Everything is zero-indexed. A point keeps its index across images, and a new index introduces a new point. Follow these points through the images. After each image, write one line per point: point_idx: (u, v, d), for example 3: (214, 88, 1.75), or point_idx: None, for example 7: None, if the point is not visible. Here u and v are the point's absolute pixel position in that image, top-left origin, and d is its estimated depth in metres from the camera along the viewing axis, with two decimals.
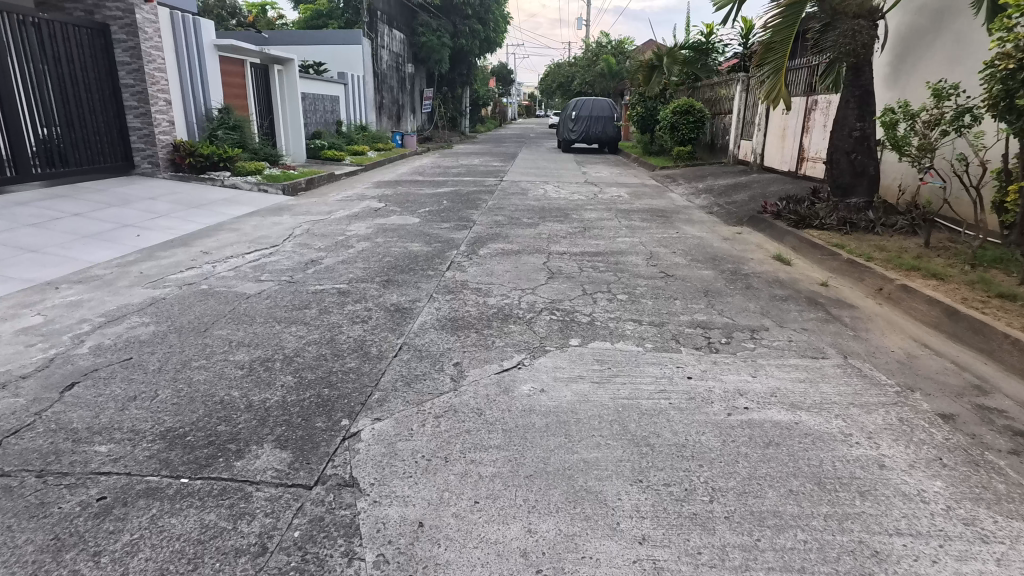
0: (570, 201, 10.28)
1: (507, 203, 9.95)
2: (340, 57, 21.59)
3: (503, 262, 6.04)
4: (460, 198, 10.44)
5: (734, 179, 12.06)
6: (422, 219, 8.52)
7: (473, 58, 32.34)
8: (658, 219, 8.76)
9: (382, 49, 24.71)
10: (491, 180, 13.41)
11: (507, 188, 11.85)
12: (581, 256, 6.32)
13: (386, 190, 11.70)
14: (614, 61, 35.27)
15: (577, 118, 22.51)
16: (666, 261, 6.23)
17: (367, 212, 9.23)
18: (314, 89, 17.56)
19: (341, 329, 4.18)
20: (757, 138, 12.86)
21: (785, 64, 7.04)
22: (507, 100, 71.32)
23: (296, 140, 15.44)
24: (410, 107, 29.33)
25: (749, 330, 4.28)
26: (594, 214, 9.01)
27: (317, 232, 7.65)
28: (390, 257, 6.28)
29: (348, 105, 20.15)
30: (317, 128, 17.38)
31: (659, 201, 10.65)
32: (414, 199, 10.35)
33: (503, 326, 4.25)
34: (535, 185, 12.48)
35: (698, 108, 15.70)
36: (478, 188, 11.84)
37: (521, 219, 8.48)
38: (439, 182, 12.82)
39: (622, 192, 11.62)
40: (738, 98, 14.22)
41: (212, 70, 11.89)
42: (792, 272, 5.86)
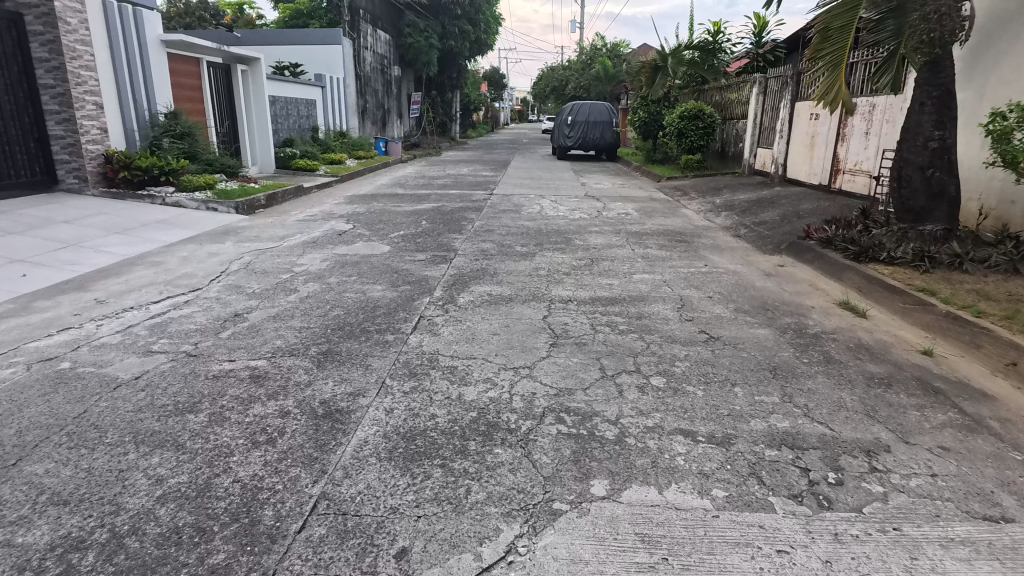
0: (570, 221, 8.80)
1: (498, 224, 8.48)
2: (319, 58, 20.05)
3: (489, 316, 4.55)
4: (442, 217, 8.98)
5: (756, 193, 10.60)
6: (393, 248, 7.01)
7: (463, 61, 30.91)
8: (677, 246, 7.28)
9: (365, 50, 23.21)
10: (480, 194, 11.92)
11: (497, 205, 10.36)
12: (590, 306, 4.83)
13: (358, 207, 10.20)
14: (610, 65, 34.00)
15: (573, 124, 21.07)
16: (702, 313, 4.73)
17: (328, 237, 7.73)
18: (286, 92, 16.02)
19: (228, 459, 2.67)
20: (778, 146, 11.43)
21: (845, 57, 5.61)
22: (500, 105, 70.00)
23: (263, 149, 13.88)
24: (396, 111, 27.82)
25: (864, 453, 2.79)
26: (600, 240, 7.53)
27: (257, 267, 6.12)
28: (340, 308, 4.79)
29: (325, 109, 18.56)
30: (289, 134, 15.83)
31: (673, 220, 9.19)
32: (388, 220, 8.87)
33: (484, 447, 2.76)
34: (529, 200, 11.01)
35: (708, 112, 14.30)
36: (463, 205, 10.37)
37: (513, 247, 7.00)
38: (421, 197, 11.35)
39: (629, 209, 10.15)
40: (753, 103, 12.85)
41: (158, 70, 10.34)
42: (877, 333, 4.37)
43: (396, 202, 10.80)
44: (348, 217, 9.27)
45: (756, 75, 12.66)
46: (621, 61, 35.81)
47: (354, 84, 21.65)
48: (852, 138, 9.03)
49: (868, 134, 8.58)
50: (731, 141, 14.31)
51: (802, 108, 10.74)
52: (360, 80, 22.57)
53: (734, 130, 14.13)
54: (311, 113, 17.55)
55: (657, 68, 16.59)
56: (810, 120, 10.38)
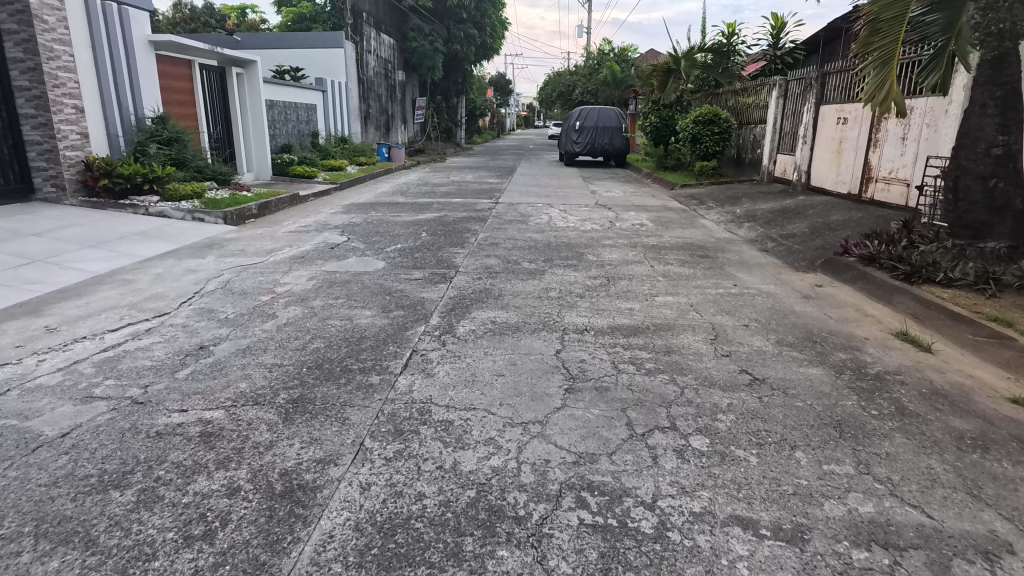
0: (582, 233, 8.14)
1: (503, 237, 7.85)
2: (320, 61, 19.54)
3: (492, 350, 3.92)
4: (443, 229, 8.37)
5: (779, 202, 9.92)
6: (388, 264, 6.40)
7: (469, 66, 30.44)
8: (701, 262, 6.62)
9: (368, 54, 22.71)
10: (484, 202, 11.31)
11: (502, 215, 9.73)
12: (609, 337, 4.18)
13: (355, 217, 9.61)
14: (618, 70, 33.48)
15: (581, 129, 20.47)
16: (739, 348, 4.07)
17: (319, 250, 7.13)
18: (284, 97, 15.49)
19: (146, 566, 2.03)
20: (801, 152, 10.78)
21: (897, 54, 4.90)
22: (506, 111, 69.64)
23: (259, 155, 13.35)
24: (401, 116, 27.31)
25: (981, 556, 2.13)
26: (615, 255, 6.88)
27: (236, 287, 5.52)
28: (322, 339, 4.17)
29: (325, 114, 18.00)
30: (287, 140, 15.29)
31: (692, 232, 8.53)
32: (385, 231, 8.27)
33: (484, 547, 2.12)
34: (538, 209, 10.38)
35: (724, 117, 13.66)
36: (467, 214, 9.76)
37: (520, 263, 6.36)
38: (422, 206, 10.76)
39: (644, 220, 9.49)
40: (772, 107, 12.21)
41: (145, 73, 9.81)
42: (951, 375, 3.70)
43: (395, 211, 10.21)
44: (344, 228, 8.68)
45: (776, 78, 12.01)
46: (629, 66, 35.28)
47: (356, 89, 21.13)
48: (886, 143, 8.36)
49: (906, 139, 7.92)
50: (748, 147, 13.65)
51: (828, 112, 10.09)
52: (363, 85, 22.05)
53: (752, 136, 13.48)
54: (311, 118, 17.01)
55: (669, 71, 15.96)
56: (837, 125, 9.73)
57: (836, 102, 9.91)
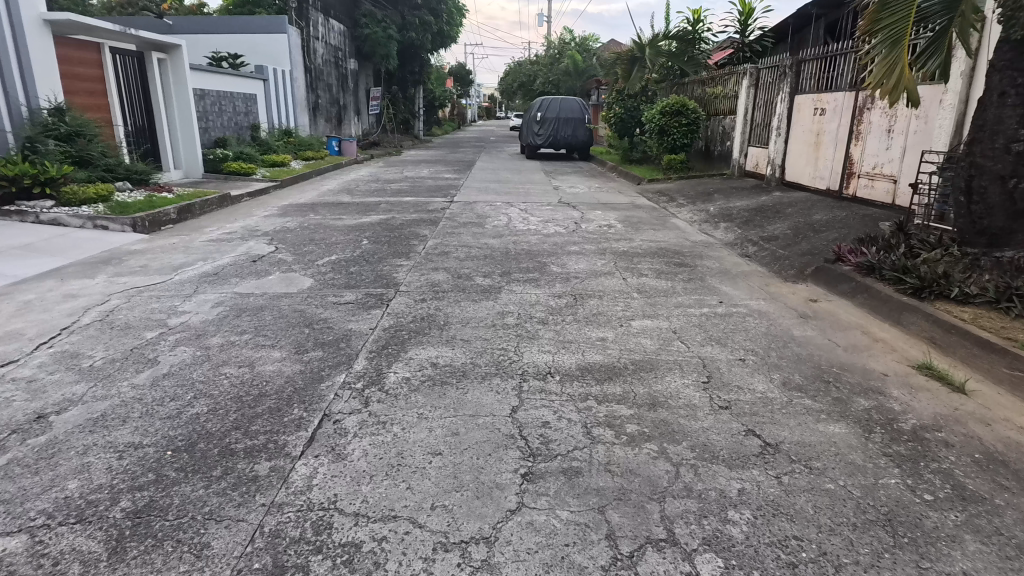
0: (545, 238, 7.29)
1: (457, 244, 6.94)
2: (262, 48, 18.14)
3: (428, 412, 3.02)
4: (387, 235, 7.40)
5: (754, 199, 9.25)
6: (316, 282, 5.41)
7: (425, 54, 29.20)
8: (679, 272, 5.84)
9: (316, 41, 21.32)
10: (438, 201, 10.34)
11: (457, 216, 8.80)
12: (578, 385, 3.33)
13: (290, 221, 8.54)
14: (580, 59, 32.68)
15: (543, 120, 19.58)
16: (740, 395, 3.28)
17: (237, 264, 6.07)
18: (219, 86, 14.14)
19: None
20: (776, 144, 10.14)
21: (908, 34, 4.18)
22: (468, 102, 68.33)
23: (189, 150, 12.06)
24: (354, 107, 25.92)
25: None
26: (583, 265, 6.05)
27: (117, 319, 4.47)
28: (206, 399, 3.19)
29: (267, 105, 16.65)
30: (223, 133, 13.96)
31: (664, 234, 7.76)
32: (320, 239, 7.25)
33: None
34: (497, 209, 9.48)
35: (692, 108, 12.98)
36: (417, 216, 8.80)
37: (473, 278, 5.46)
38: (368, 207, 9.72)
39: (612, 220, 8.69)
40: (742, 97, 11.56)
41: (38, 58, 8.46)
42: (1002, 429, 2.97)
43: (337, 213, 9.16)
44: (274, 235, 7.62)
45: (746, 66, 11.35)
46: (591, 56, 34.52)
47: (303, 77, 19.75)
48: (870, 136, 7.73)
49: (893, 132, 7.30)
50: (717, 139, 13.00)
51: (804, 102, 9.45)
52: (310, 74, 20.68)
53: (721, 127, 12.84)
54: (251, 110, 15.67)
55: (633, 60, 15.21)
56: (815, 116, 9.10)
57: (813, 91, 9.27)
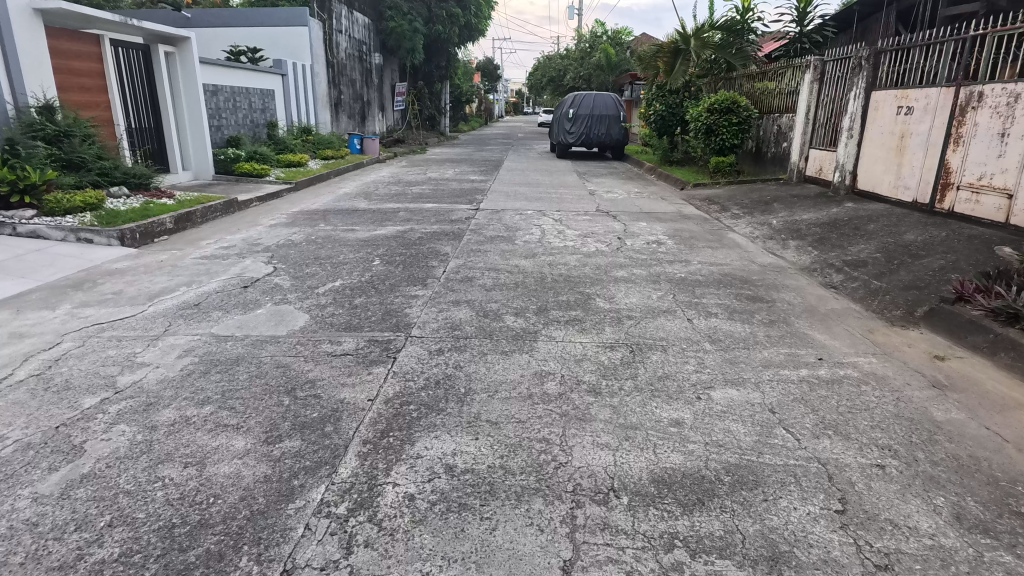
0: (586, 259, 6.22)
1: (483, 266, 5.91)
2: (282, 42, 17.38)
3: (436, 572, 2.01)
4: (403, 253, 6.43)
5: (825, 211, 8.03)
6: (311, 320, 4.46)
7: (452, 48, 28.24)
8: (756, 311, 4.73)
9: (339, 35, 20.48)
10: (462, 208, 9.36)
11: (483, 228, 7.80)
12: (657, 519, 2.29)
13: (296, 233, 7.63)
14: (612, 53, 31.35)
15: (574, 118, 18.42)
16: (902, 546, 2.20)
17: (224, 292, 5.16)
18: (234, 81, 13.36)
19: None
20: (847, 147, 8.90)
21: None
22: (495, 98, 67.27)
23: (199, 150, 11.35)
24: (377, 103, 25.09)
25: None
26: (636, 299, 4.97)
27: (55, 375, 3.56)
28: (124, 531, 2.23)
29: (286, 101, 15.86)
30: (236, 131, 13.18)
31: (725, 254, 6.63)
32: (326, 258, 6.32)
33: None
34: (528, 219, 8.43)
35: (743, 105, 11.76)
36: (439, 227, 7.82)
37: (501, 318, 4.44)
38: (384, 216, 8.76)
39: (661, 234, 7.58)
40: (804, 93, 10.32)
41: (28, 51, 7.70)
42: None
43: (350, 223, 8.24)
44: (275, 251, 6.71)
45: (809, 58, 10.10)
46: (624, 49, 33.16)
47: (324, 72, 18.94)
48: (977, 142, 6.51)
49: (1010, 137, 6.08)
50: (771, 139, 11.74)
51: (883, 99, 8.20)
52: (333, 68, 19.86)
53: (776, 127, 11.58)
54: (268, 106, 14.88)
55: (676, 52, 13.99)
56: (898, 116, 7.85)
57: (896, 86, 8.02)
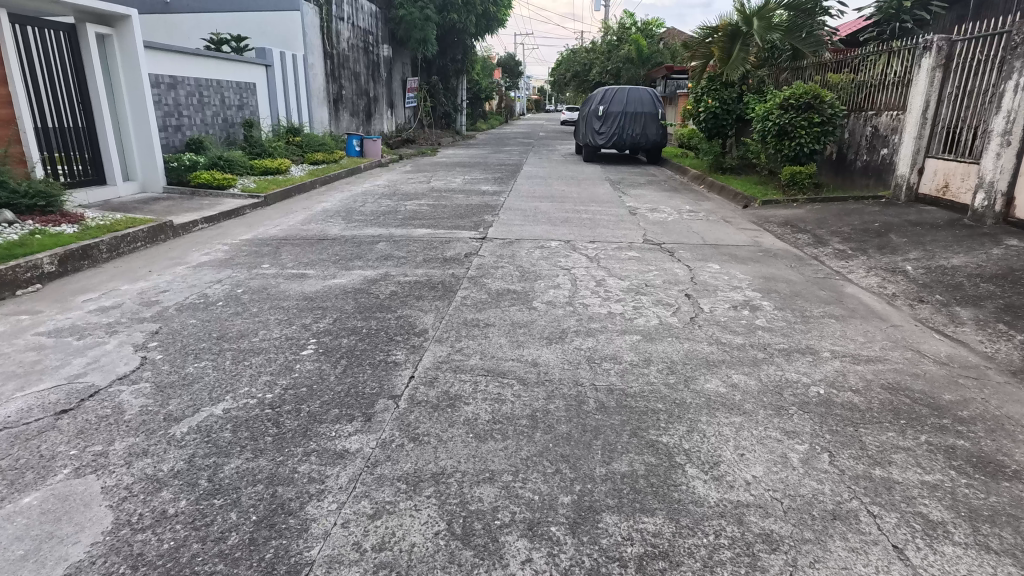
0: (645, 348, 3.85)
1: (479, 361, 3.59)
2: (271, 28, 15.24)
3: None
4: (357, 328, 4.13)
5: (983, 253, 5.53)
6: (109, 537, 2.17)
7: (468, 40, 25.96)
8: (1023, 520, 2.31)
9: (340, 22, 18.29)
10: (462, 236, 7.03)
11: (488, 274, 5.49)
12: None
13: (223, 280, 5.41)
14: (644, 45, 28.94)
15: (604, 115, 15.99)
16: None
17: (12, 431, 2.90)
18: (202, 72, 11.23)
19: None
20: (1001, 159, 6.38)
21: None
22: (517, 95, 64.83)
23: (149, 154, 9.29)
24: (386, 99, 22.91)
25: None
26: (762, 469, 2.59)
27: None
28: None
29: (272, 97, 13.73)
30: (202, 132, 11.02)
31: (862, 333, 4.22)
32: (237, 336, 4.06)
33: None
34: (552, 258, 6.08)
35: (828, 101, 9.21)
36: (425, 272, 5.53)
37: (496, 548, 2.08)
38: (357, 248, 6.51)
39: (747, 288, 5.17)
40: (921, 84, 7.79)
41: None
42: None
43: (306, 262, 6.00)
44: (171, 317, 4.47)
45: (931, 38, 7.56)
46: (655, 41, 30.62)
47: (321, 64, 16.76)
48: None
49: None
50: (863, 145, 9.21)
51: None
52: (332, 60, 17.70)
53: (870, 130, 9.06)
54: (248, 102, 12.75)
55: (733, 36, 11.44)
56: None
57: None
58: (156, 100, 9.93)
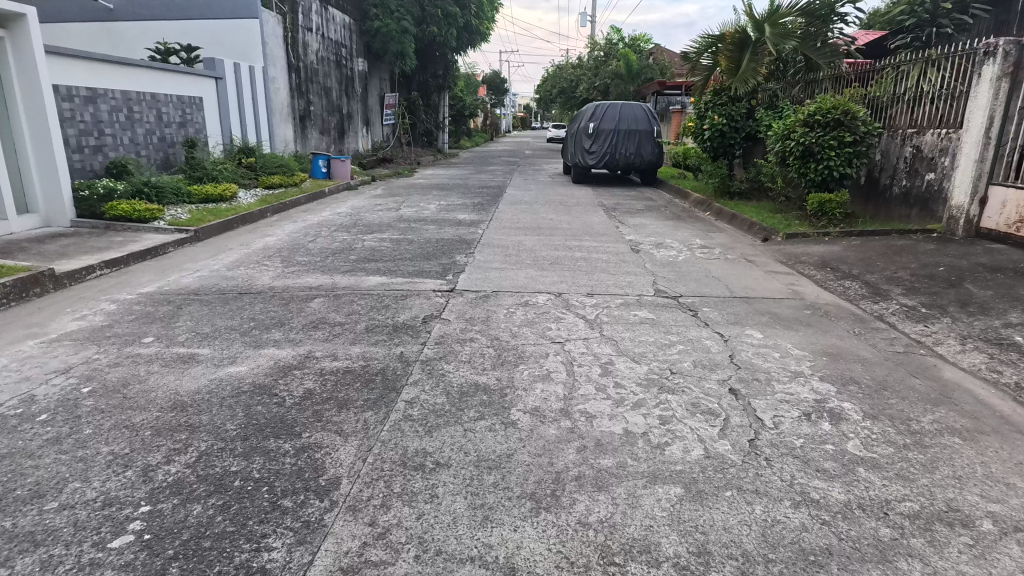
0: (695, 519, 2.34)
1: (412, 567, 2.05)
2: (226, 38, 13.75)
3: None
4: (227, 478, 2.58)
5: None
6: None
7: (450, 54, 24.71)
8: None
9: (308, 33, 16.85)
10: (424, 287, 5.52)
11: (452, 354, 3.96)
12: None
13: (74, 367, 3.83)
14: (633, 60, 27.96)
15: (595, 133, 14.65)
16: None
17: None
18: (132, 84, 9.67)
19: None
20: None
21: None
22: (503, 112, 64.02)
23: (55, 181, 7.72)
24: (361, 116, 21.46)
25: None
26: None
27: None
28: None
29: (222, 113, 12.19)
30: (129, 153, 9.43)
31: (1016, 470, 2.75)
32: (25, 498, 2.48)
33: None
34: (540, 324, 4.57)
35: (860, 116, 7.83)
36: (365, 351, 3.99)
37: None
38: (284, 308, 4.97)
39: (812, 377, 3.69)
40: (982, 96, 6.47)
41: None
42: None
43: (208, 332, 4.43)
44: None
45: (996, 40, 6.22)
46: (644, 56, 29.57)
47: (284, 78, 15.28)
48: None
49: None
50: (902, 168, 7.84)
51: None
52: (298, 74, 16.23)
53: (909, 151, 7.68)
54: (192, 119, 11.19)
55: (741, 44, 10.11)
56: None
57: None
58: (68, 115, 8.35)
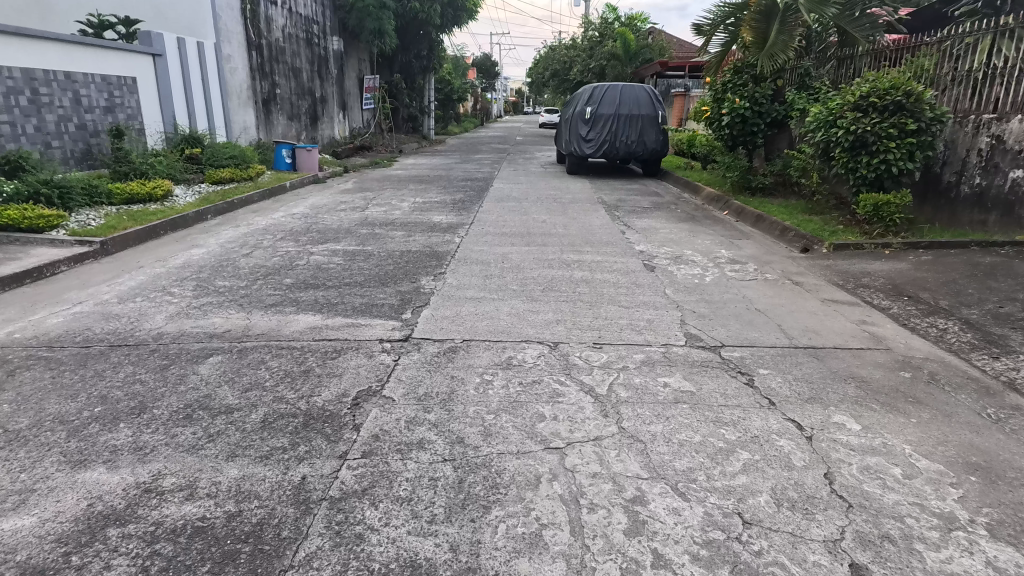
0: None
1: None
2: (170, 10, 12.00)
3: None
4: None
5: None
6: None
7: (434, 33, 22.96)
8: None
9: (272, 6, 15.08)
10: (368, 334, 4.01)
11: (385, 479, 2.47)
12: None
13: None
14: (630, 40, 26.29)
15: (593, 119, 13.11)
16: None
17: None
18: (35, 61, 8.01)
19: None
20: None
21: None
22: (494, 96, 61.96)
23: None
24: (337, 100, 19.71)
25: None
26: None
27: None
28: None
29: (162, 97, 10.51)
30: (30, 145, 7.81)
31: None
32: None
33: None
34: (527, 407, 3.08)
35: (926, 100, 6.32)
36: (245, 475, 2.49)
37: None
38: (158, 377, 3.44)
39: (976, 531, 2.23)
40: None
41: None
42: None
43: (23, 427, 2.92)
44: None
45: None
46: (643, 36, 27.83)
47: (243, 57, 13.56)
48: None
49: None
50: (974, 164, 6.35)
51: None
52: (260, 52, 14.47)
53: (986, 143, 6.20)
54: (120, 103, 9.52)
55: (769, 14, 8.53)
56: None
57: None
58: None
